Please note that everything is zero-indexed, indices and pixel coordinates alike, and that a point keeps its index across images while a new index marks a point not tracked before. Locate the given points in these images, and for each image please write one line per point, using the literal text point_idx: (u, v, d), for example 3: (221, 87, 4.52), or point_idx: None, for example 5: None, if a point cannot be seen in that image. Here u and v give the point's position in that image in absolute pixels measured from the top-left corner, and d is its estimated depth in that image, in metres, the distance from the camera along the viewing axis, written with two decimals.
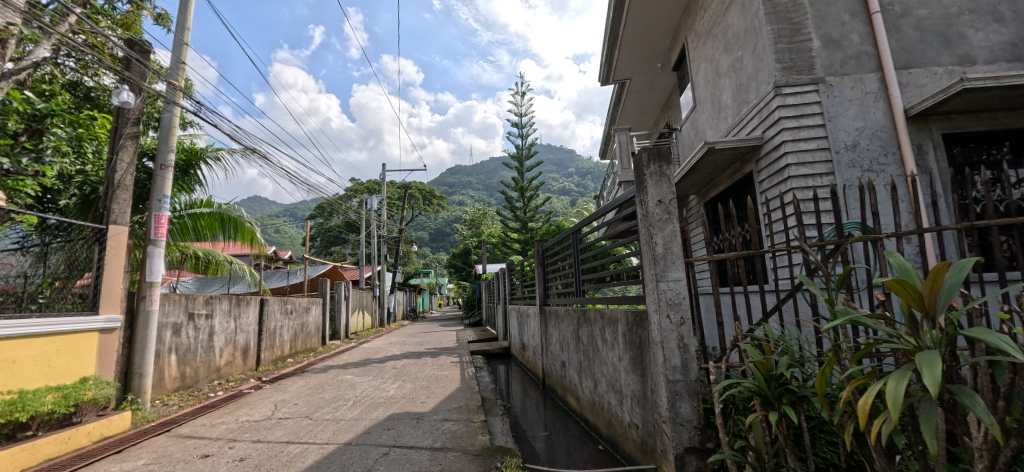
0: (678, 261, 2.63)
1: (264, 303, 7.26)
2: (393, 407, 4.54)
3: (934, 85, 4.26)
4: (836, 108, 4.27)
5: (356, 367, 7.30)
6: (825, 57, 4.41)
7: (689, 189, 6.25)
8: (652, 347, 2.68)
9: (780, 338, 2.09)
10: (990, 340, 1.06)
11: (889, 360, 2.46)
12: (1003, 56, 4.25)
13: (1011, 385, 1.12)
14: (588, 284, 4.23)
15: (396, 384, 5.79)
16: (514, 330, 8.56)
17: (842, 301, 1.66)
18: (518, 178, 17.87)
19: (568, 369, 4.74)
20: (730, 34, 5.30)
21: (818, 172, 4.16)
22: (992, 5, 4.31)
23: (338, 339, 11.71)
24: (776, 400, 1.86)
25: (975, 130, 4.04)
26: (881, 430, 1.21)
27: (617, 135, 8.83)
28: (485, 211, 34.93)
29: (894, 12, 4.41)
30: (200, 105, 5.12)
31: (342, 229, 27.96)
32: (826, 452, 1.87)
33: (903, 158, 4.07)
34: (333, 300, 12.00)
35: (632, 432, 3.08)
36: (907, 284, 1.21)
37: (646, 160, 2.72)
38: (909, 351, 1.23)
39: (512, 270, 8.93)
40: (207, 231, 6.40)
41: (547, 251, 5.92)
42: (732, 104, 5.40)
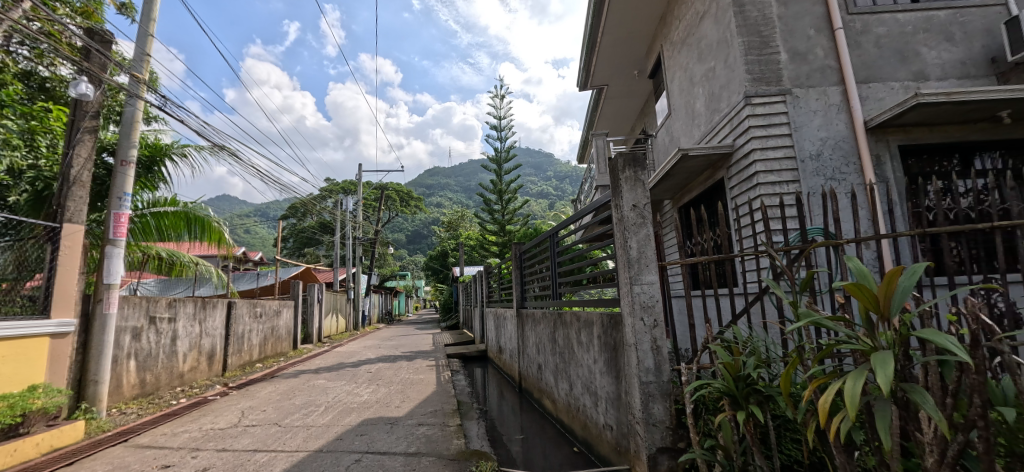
0: (652, 265, 2.68)
1: (232, 307, 7.01)
2: (366, 412, 4.45)
3: (891, 99, 4.50)
4: (802, 118, 4.45)
5: (329, 372, 7.13)
6: (792, 69, 4.59)
7: (664, 194, 6.39)
8: (626, 349, 2.72)
9: (747, 340, 2.16)
10: (939, 341, 1.13)
11: (848, 361, 2.57)
12: (954, 73, 4.52)
13: (958, 383, 1.19)
14: (564, 287, 4.27)
15: (370, 389, 5.69)
16: (491, 333, 8.54)
17: (805, 303, 1.72)
18: (496, 181, 17.91)
19: (544, 372, 4.76)
20: (703, 44, 5.45)
21: (785, 179, 4.33)
22: (944, 26, 4.58)
23: (310, 343, 11.42)
24: (744, 400, 1.92)
25: (928, 142, 4.28)
26: (840, 427, 1.27)
27: (595, 140, 8.95)
28: (463, 213, 34.76)
29: (855, 28, 4.63)
30: (165, 100, 4.93)
31: (316, 229, 27.35)
32: (791, 449, 1.94)
33: (863, 168, 4.27)
34: (306, 303, 11.70)
35: (607, 434, 3.12)
36: (864, 288, 1.27)
37: (622, 166, 2.76)
38: (866, 351, 1.30)
39: (490, 272, 8.92)
40: (172, 231, 6.14)
41: (525, 254, 5.93)
42: (705, 112, 5.55)
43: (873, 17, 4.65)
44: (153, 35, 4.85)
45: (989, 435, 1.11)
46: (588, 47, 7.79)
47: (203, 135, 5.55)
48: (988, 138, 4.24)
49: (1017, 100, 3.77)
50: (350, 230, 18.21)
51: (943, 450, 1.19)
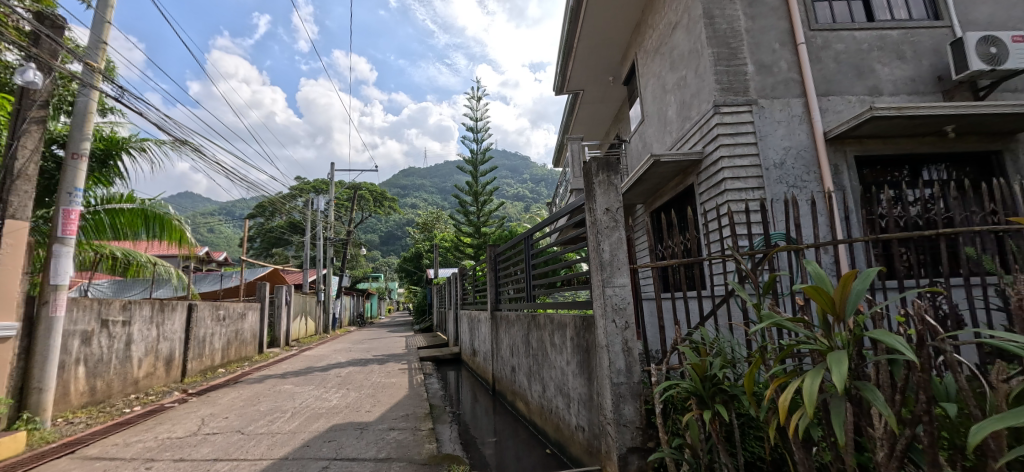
0: (624, 268, 2.73)
1: (193, 309, 6.72)
2: (335, 417, 4.34)
3: (848, 112, 4.73)
4: (767, 128, 4.63)
5: (297, 376, 6.92)
6: (758, 81, 4.77)
7: (636, 199, 6.51)
8: (598, 351, 2.75)
9: (714, 341, 2.22)
10: (889, 341, 1.19)
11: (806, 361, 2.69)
12: (905, 90, 4.79)
13: (907, 381, 1.26)
14: (538, 290, 4.29)
15: (339, 394, 5.55)
16: (465, 336, 8.49)
17: (768, 306, 1.79)
18: (472, 183, 17.88)
19: (518, 374, 4.77)
20: (675, 53, 5.61)
21: (751, 186, 4.50)
22: (896, 44, 4.86)
23: (277, 346, 11.06)
24: (711, 399, 1.98)
25: (882, 154, 4.54)
26: (799, 424, 1.32)
27: (570, 144, 9.05)
28: (437, 214, 34.41)
29: (817, 44, 4.86)
30: (122, 91, 4.69)
31: (285, 229, 26.58)
32: (754, 446, 2.02)
33: (822, 176, 4.48)
34: (273, 305, 11.33)
35: (579, 435, 3.15)
36: (822, 291, 1.32)
37: (595, 170, 2.80)
38: (823, 350, 1.36)
39: (464, 274, 8.88)
40: (128, 229, 5.80)
41: (499, 256, 5.94)
42: (677, 119, 5.71)
43: (833, 34, 4.89)
44: (110, 22, 4.60)
45: (934, 429, 1.18)
46: (564, 52, 7.87)
47: (164, 128, 5.30)
48: (935, 151, 4.52)
49: (960, 116, 4.04)
50: (321, 230, 17.76)
51: (891, 443, 1.26)
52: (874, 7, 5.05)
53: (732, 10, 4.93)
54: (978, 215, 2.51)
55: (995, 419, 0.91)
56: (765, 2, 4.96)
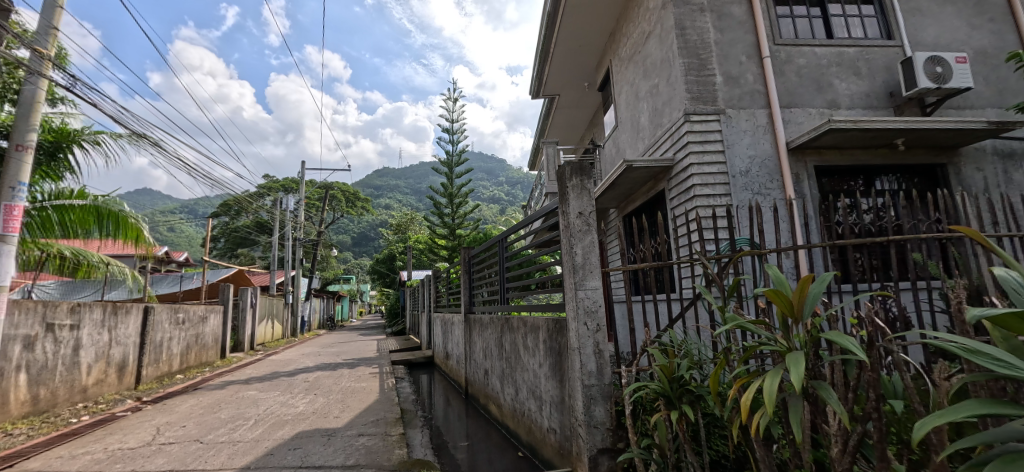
0: (596, 271, 2.76)
1: (149, 312, 6.40)
2: (301, 424, 4.21)
3: (809, 123, 4.96)
4: (733, 137, 4.80)
5: (261, 382, 6.67)
6: (726, 91, 4.94)
7: (609, 203, 6.62)
8: (570, 353, 2.77)
9: (682, 343, 2.28)
10: (842, 342, 1.25)
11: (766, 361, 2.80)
12: (861, 104, 5.06)
13: (857, 379, 1.33)
14: (512, 292, 4.28)
15: (307, 399, 5.38)
16: (438, 338, 8.40)
17: (732, 308, 1.85)
18: (447, 185, 17.81)
19: (491, 377, 4.75)
20: (648, 62, 5.75)
21: (718, 192, 4.65)
22: (853, 61, 5.13)
23: (241, 351, 10.64)
24: (678, 399, 2.03)
25: (839, 164, 4.78)
26: (760, 421, 1.37)
27: (546, 148, 9.12)
28: (411, 216, 33.90)
29: (780, 58, 5.08)
30: (74, 80, 4.43)
31: (252, 229, 25.70)
32: (718, 445, 2.09)
33: (784, 185, 4.67)
34: (237, 308, 10.91)
35: (551, 437, 3.16)
36: (781, 294, 1.38)
37: (569, 174, 2.83)
38: (782, 351, 1.42)
39: (438, 276, 8.80)
40: (79, 227, 5.48)
41: (474, 259, 5.91)
42: (649, 126, 5.85)
43: (795, 49, 5.12)
44: (63, 7, 4.35)
45: (883, 425, 1.23)
46: (541, 56, 7.93)
47: (120, 121, 5.03)
48: (886, 163, 4.79)
49: (909, 130, 4.30)
50: (290, 230, 17.22)
51: (845, 440, 1.32)
52: (832, 24, 5.32)
53: (702, 22, 5.09)
54: (925, 223, 2.67)
55: (935, 415, 0.92)
56: (733, 16, 5.15)
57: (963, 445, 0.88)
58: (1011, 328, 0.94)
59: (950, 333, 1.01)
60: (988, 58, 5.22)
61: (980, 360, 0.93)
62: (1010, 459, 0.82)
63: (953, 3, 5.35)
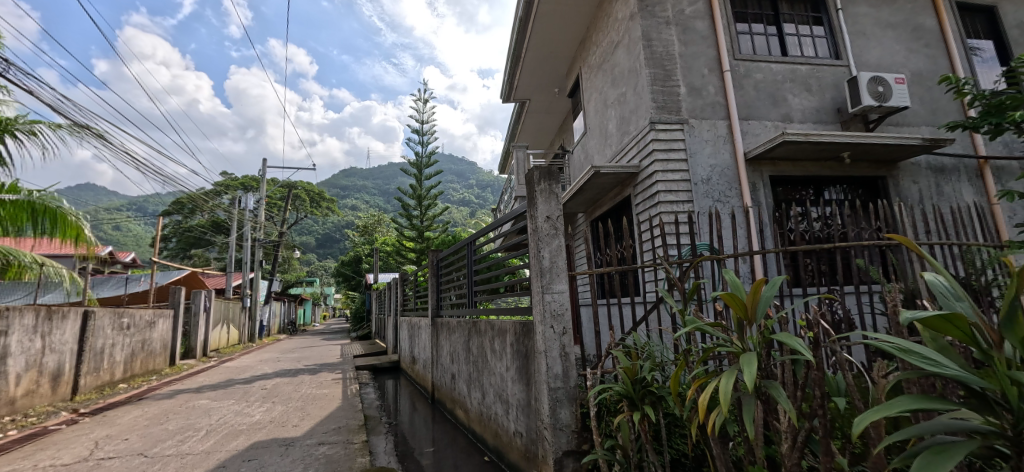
0: (563, 274, 2.80)
1: (89, 317, 5.96)
2: (258, 434, 4.03)
3: (765, 135, 5.21)
4: (696, 146, 4.98)
5: (214, 390, 6.34)
6: (689, 102, 5.13)
7: (577, 208, 6.72)
8: (537, 356, 2.79)
9: (645, 345, 2.33)
10: (790, 343, 1.31)
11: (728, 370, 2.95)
12: (813, 118, 5.37)
13: (805, 377, 1.40)
14: (480, 296, 4.26)
15: (264, 407, 5.16)
16: (405, 343, 8.25)
17: (693, 311, 1.90)
18: (416, 186, 17.59)
19: (458, 381, 4.71)
20: (617, 71, 5.89)
21: (681, 199, 4.81)
22: (805, 78, 5.44)
23: (192, 357, 10.08)
24: (640, 400, 2.08)
25: (792, 175, 5.04)
26: (717, 419, 1.42)
27: (516, 152, 9.18)
28: (379, 218, 33.08)
29: (739, 72, 5.32)
30: (8, 65, 4.10)
31: (207, 229, 24.47)
32: (679, 444, 2.15)
33: (742, 193, 4.88)
34: (189, 312, 10.33)
35: (516, 441, 3.17)
36: (736, 297, 1.44)
37: (538, 178, 2.85)
38: (737, 352, 1.48)
39: (405, 280, 8.66)
40: (10, 224, 5.05)
41: (442, 262, 5.85)
42: (617, 133, 5.98)
43: (753, 64, 5.39)
44: None
45: (827, 421, 1.31)
46: (512, 60, 7.97)
47: (58, 109, 4.68)
48: (834, 175, 5.10)
49: (855, 144, 4.60)
50: (249, 231, 16.50)
51: (793, 436, 1.39)
52: (787, 43, 5.63)
53: (667, 35, 5.28)
54: (869, 231, 2.85)
55: (873, 410, 0.98)
56: (697, 31, 5.36)
57: (898, 438, 0.94)
58: (940, 330, 1.01)
59: (886, 333, 1.08)
60: (923, 80, 5.65)
61: (914, 358, 0.99)
62: (939, 451, 0.88)
63: (893, 28, 5.77)
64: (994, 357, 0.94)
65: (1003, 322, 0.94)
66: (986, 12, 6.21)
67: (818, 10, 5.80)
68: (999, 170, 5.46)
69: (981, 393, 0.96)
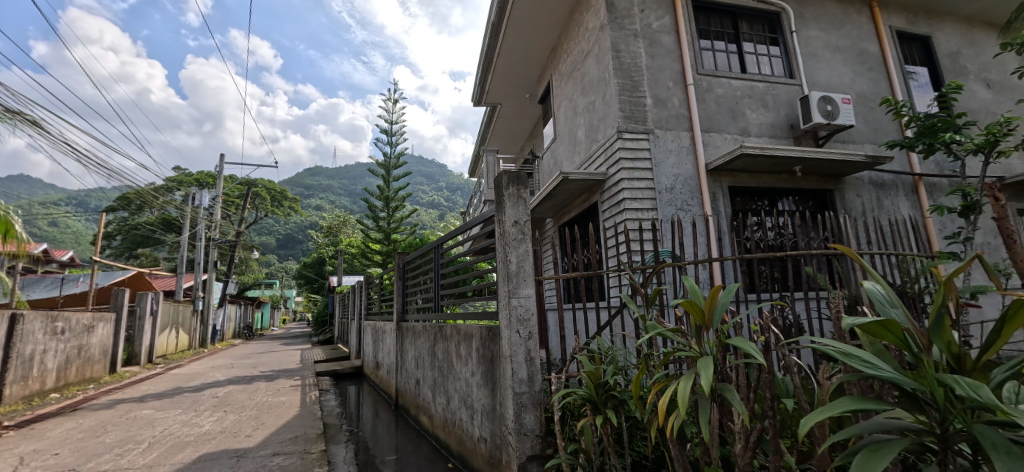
0: (529, 279, 2.81)
1: (17, 321, 5.49)
2: (206, 445, 3.82)
3: (725, 147, 5.44)
4: (660, 156, 5.14)
5: (159, 399, 5.96)
6: (654, 113, 5.29)
7: (546, 213, 6.78)
8: (502, 361, 2.78)
9: (608, 349, 2.36)
10: (743, 347, 1.37)
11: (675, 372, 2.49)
12: (768, 133, 5.64)
13: (756, 380, 1.47)
14: (446, 299, 4.21)
15: (214, 417, 4.88)
16: (368, 347, 8.05)
17: (654, 316, 1.95)
18: (384, 187, 17.23)
19: (422, 387, 4.64)
20: (586, 80, 6.01)
21: (645, 206, 4.95)
22: (762, 94, 5.73)
23: (136, 364, 9.43)
24: (603, 404, 2.12)
25: (749, 186, 5.28)
26: (675, 421, 1.46)
27: (486, 156, 9.19)
28: (344, 218, 32.18)
29: (702, 86, 5.54)
30: None
31: (156, 226, 23.04)
32: (640, 446, 2.20)
33: (703, 202, 5.07)
34: (133, 316, 9.67)
35: (481, 446, 3.15)
36: (694, 303, 1.49)
37: (506, 182, 2.86)
38: (695, 356, 1.54)
39: (371, 283, 8.46)
40: None
41: (408, 265, 5.76)
42: (585, 140, 6.09)
43: (715, 79, 5.62)
44: None
45: (777, 421, 1.37)
46: (484, 64, 7.98)
47: None
48: (787, 187, 5.38)
49: (806, 159, 4.87)
50: (203, 229, 15.65)
51: (746, 436, 1.44)
52: (746, 60, 5.91)
53: (635, 47, 5.43)
54: (818, 240, 3.03)
55: (818, 412, 1.02)
56: (663, 45, 5.55)
57: (839, 437, 0.99)
58: (877, 335, 1.08)
59: (829, 337, 1.14)
60: (867, 101, 6.07)
61: (853, 361, 1.05)
62: (875, 449, 0.94)
63: (841, 52, 6.17)
64: (924, 359, 1.01)
65: (931, 327, 1.01)
66: (921, 41, 6.75)
67: (775, 31, 6.13)
68: (931, 186, 5.92)
69: (911, 394, 1.03)
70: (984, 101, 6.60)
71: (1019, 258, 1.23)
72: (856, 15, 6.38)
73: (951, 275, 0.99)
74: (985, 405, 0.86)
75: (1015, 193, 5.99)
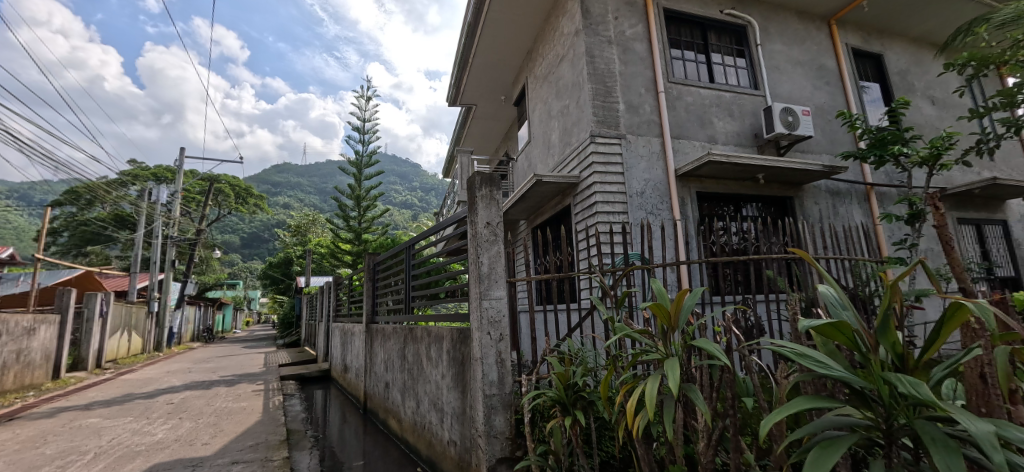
0: (501, 280, 2.81)
1: None
2: (159, 455, 3.62)
3: (693, 154, 5.59)
4: (632, 161, 5.24)
5: (108, 407, 5.61)
6: (627, 118, 5.40)
7: (519, 215, 6.79)
8: (473, 364, 2.76)
9: (578, 351, 2.39)
10: (707, 347, 1.40)
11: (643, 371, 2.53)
12: (734, 141, 5.85)
13: (718, 380, 1.51)
14: (417, 301, 4.15)
15: (168, 425, 4.63)
16: (336, 350, 7.85)
17: (623, 318, 1.98)
18: (355, 186, 16.88)
19: (391, 390, 4.55)
20: (561, 83, 6.07)
21: (617, 210, 5.05)
22: (728, 104, 5.93)
23: (82, 370, 8.85)
24: (572, 405, 2.14)
25: (715, 191, 5.46)
26: (642, 422, 1.49)
27: (460, 156, 9.14)
28: (313, 217, 31.34)
29: (672, 94, 5.70)
30: None
31: (108, 223, 21.74)
32: (608, 446, 2.23)
33: (672, 207, 5.19)
34: (80, 318, 9.07)
35: (451, 450, 3.11)
36: (661, 305, 1.52)
37: (479, 183, 2.86)
38: (661, 358, 1.57)
39: (340, 284, 8.26)
40: None
41: (378, 265, 5.66)
42: (559, 143, 6.15)
43: (684, 88, 5.79)
44: None
45: (737, 420, 1.43)
46: (459, 65, 7.94)
47: None
48: (750, 193, 5.58)
49: (769, 167, 5.08)
50: (160, 227, 14.88)
51: (709, 435, 1.48)
52: (714, 71, 6.12)
53: (609, 54, 5.53)
54: (778, 245, 3.16)
55: (776, 412, 1.06)
56: (636, 52, 5.67)
57: (796, 435, 1.03)
58: (830, 336, 1.13)
59: (787, 338, 1.18)
60: (824, 113, 6.39)
61: (807, 361, 1.09)
62: (826, 445, 0.98)
63: (802, 66, 6.47)
64: (872, 359, 1.07)
65: (878, 328, 1.07)
66: (874, 59, 7.16)
67: (741, 43, 6.36)
68: (881, 195, 6.28)
69: (861, 393, 1.08)
70: (929, 117, 7.06)
71: (956, 263, 1.31)
72: (816, 31, 6.70)
73: (895, 279, 1.05)
74: (924, 401, 0.91)
75: (954, 203, 6.44)
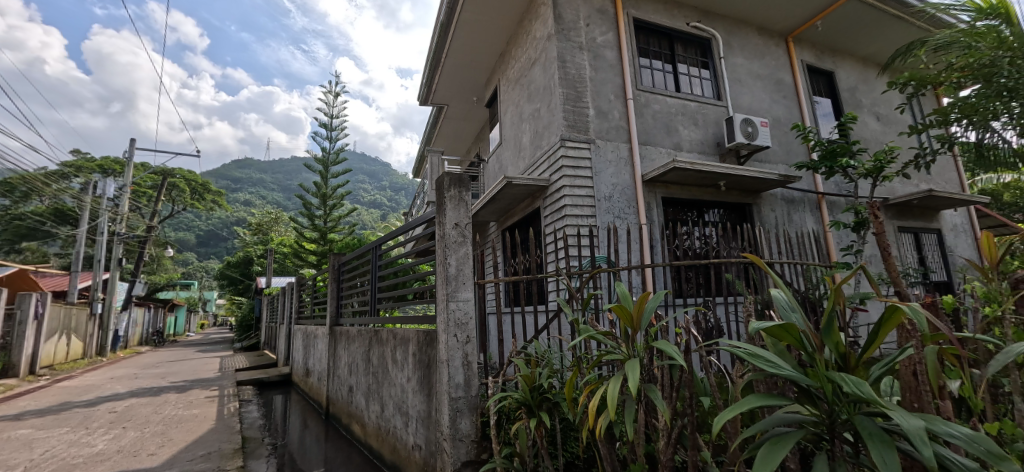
0: (468, 282, 2.79)
1: None
2: (99, 466, 3.39)
3: (659, 160, 5.75)
4: (600, 166, 5.34)
5: (42, 416, 5.20)
6: (596, 123, 5.50)
7: (489, 217, 6.78)
8: (439, 366, 2.73)
9: (544, 353, 2.40)
10: (666, 349, 1.44)
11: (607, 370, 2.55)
12: (698, 149, 6.05)
13: (678, 379, 1.55)
14: (384, 303, 4.06)
15: (109, 435, 4.33)
16: (298, 353, 7.57)
17: (588, 320, 2.01)
18: (321, 184, 16.37)
19: (355, 394, 4.43)
20: (533, 87, 6.12)
21: (585, 213, 5.13)
22: (693, 113, 6.15)
23: (13, 376, 8.18)
24: (537, 407, 2.15)
25: (681, 197, 5.64)
26: (604, 422, 1.52)
27: (431, 156, 9.03)
28: (276, 216, 30.23)
29: (640, 101, 5.84)
30: None
31: (46, 217, 20.16)
32: (573, 447, 2.25)
33: (638, 211, 5.33)
34: (11, 321, 8.39)
35: (415, 454, 3.06)
36: (624, 307, 1.55)
37: (448, 184, 2.83)
38: (623, 358, 1.61)
39: (303, 285, 7.99)
40: None
41: (344, 266, 5.52)
42: (530, 146, 6.19)
43: (652, 96, 5.95)
44: None
45: (695, 418, 1.47)
46: (431, 64, 7.87)
47: None
48: (713, 199, 5.80)
49: (729, 175, 5.29)
50: (106, 223, 13.94)
51: (669, 433, 1.52)
52: (680, 80, 6.32)
53: (580, 59, 5.61)
54: (737, 250, 3.25)
55: (730, 409, 1.10)
56: (606, 59, 5.78)
57: (748, 432, 1.07)
58: (779, 337, 1.18)
59: (740, 339, 1.23)
60: (781, 125, 6.71)
61: (758, 362, 1.14)
62: (775, 442, 1.03)
63: (761, 79, 6.78)
64: (818, 358, 1.12)
65: (823, 329, 1.13)
66: (826, 75, 7.59)
67: (706, 55, 6.61)
68: (831, 204, 6.66)
69: (807, 390, 1.13)
70: (875, 132, 7.55)
71: (893, 269, 1.40)
72: (774, 47, 7.05)
73: (839, 282, 1.11)
74: (864, 399, 0.97)
75: (896, 212, 6.90)
